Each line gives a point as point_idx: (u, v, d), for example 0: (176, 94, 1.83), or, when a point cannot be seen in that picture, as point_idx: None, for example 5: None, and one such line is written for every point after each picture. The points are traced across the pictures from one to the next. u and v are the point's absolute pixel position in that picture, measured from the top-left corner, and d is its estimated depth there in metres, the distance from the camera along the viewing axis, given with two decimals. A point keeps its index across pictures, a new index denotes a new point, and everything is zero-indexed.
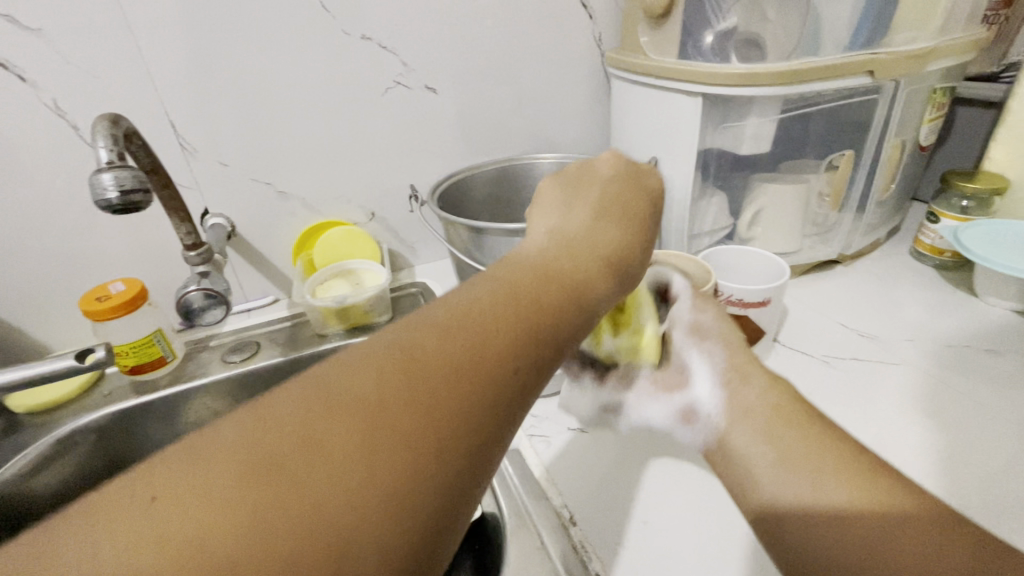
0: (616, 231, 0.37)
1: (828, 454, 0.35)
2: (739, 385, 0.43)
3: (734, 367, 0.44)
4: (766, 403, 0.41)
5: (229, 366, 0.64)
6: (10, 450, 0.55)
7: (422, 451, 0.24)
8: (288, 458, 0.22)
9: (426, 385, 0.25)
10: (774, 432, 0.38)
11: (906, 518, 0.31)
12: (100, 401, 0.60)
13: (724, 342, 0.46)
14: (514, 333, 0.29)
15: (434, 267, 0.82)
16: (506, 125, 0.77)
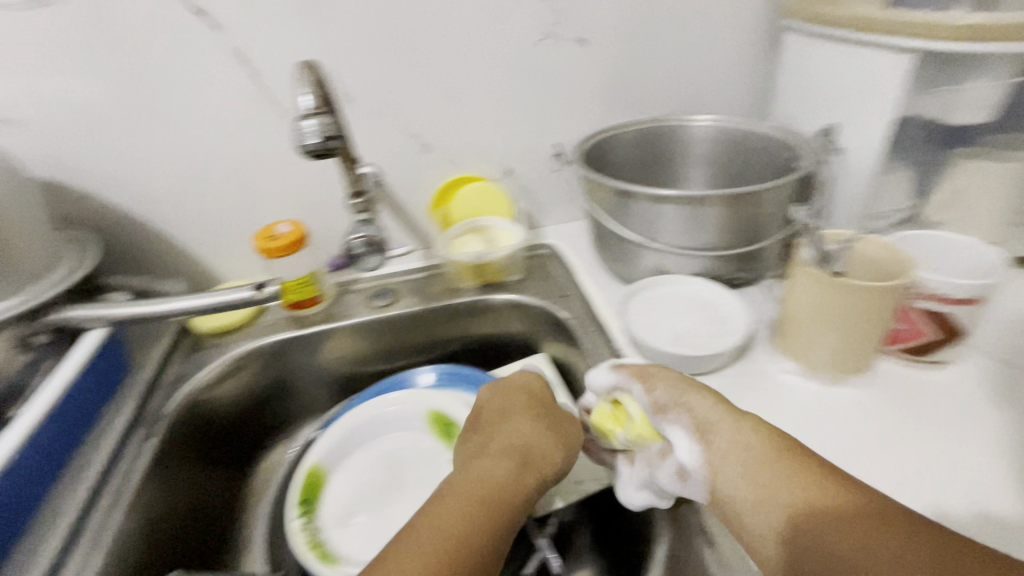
0: (520, 429, 0.45)
1: (847, 522, 0.33)
2: (713, 429, 0.41)
3: (710, 417, 0.41)
4: (766, 461, 0.38)
5: (373, 310, 0.68)
6: (197, 364, 0.62)
7: (461, 545, 0.36)
8: None
9: (445, 520, 0.37)
10: (781, 493, 0.36)
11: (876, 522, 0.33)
12: (265, 329, 0.67)
13: (703, 414, 0.42)
14: (487, 482, 0.40)
15: (562, 229, 0.80)
16: (656, 82, 0.71)
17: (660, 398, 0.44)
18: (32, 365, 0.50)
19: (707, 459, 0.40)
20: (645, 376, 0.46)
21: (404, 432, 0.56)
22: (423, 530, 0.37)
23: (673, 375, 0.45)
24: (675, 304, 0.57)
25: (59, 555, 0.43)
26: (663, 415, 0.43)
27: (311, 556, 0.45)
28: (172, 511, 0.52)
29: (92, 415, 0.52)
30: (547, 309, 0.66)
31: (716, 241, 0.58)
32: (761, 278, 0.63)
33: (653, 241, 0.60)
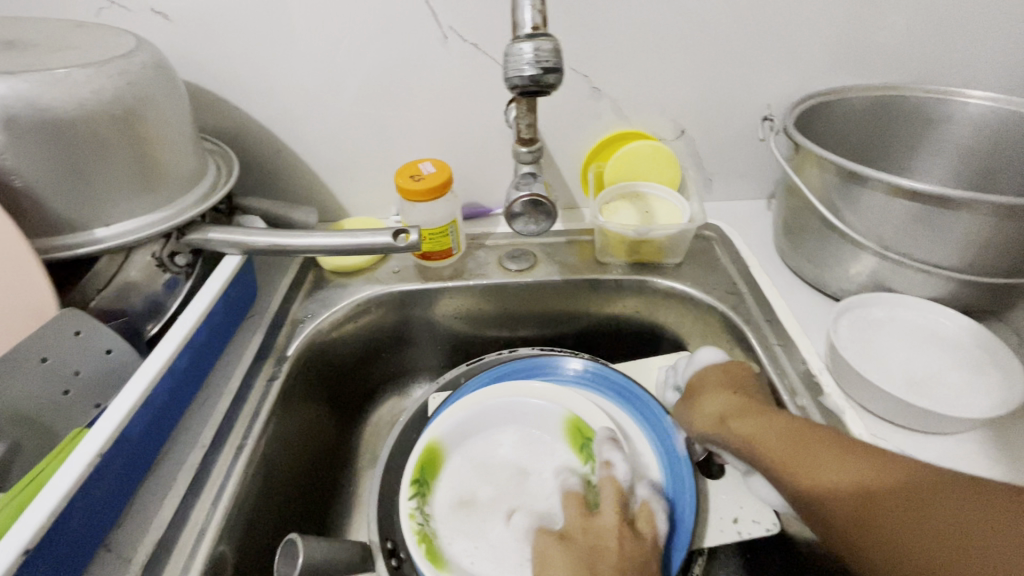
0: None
1: (885, 467, 0.33)
2: (735, 418, 0.42)
3: (734, 409, 0.43)
4: (788, 435, 0.38)
5: (507, 273, 0.61)
6: (322, 304, 0.58)
7: None
8: None
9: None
10: (817, 458, 0.35)
11: (933, 491, 0.30)
12: (390, 277, 0.61)
13: (729, 409, 0.43)
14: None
15: (728, 208, 0.67)
16: (907, 37, 0.54)
17: (708, 403, 0.45)
18: (169, 286, 0.47)
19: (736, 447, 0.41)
20: (701, 382, 0.47)
21: (535, 428, 0.50)
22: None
23: (730, 380, 0.46)
24: (898, 333, 0.45)
25: (187, 494, 0.41)
26: (705, 418, 0.44)
27: (418, 550, 0.41)
28: (290, 457, 0.50)
29: (223, 346, 0.50)
30: (712, 305, 0.56)
31: (979, 263, 0.43)
32: (1012, 314, 0.48)
33: (885, 249, 0.46)
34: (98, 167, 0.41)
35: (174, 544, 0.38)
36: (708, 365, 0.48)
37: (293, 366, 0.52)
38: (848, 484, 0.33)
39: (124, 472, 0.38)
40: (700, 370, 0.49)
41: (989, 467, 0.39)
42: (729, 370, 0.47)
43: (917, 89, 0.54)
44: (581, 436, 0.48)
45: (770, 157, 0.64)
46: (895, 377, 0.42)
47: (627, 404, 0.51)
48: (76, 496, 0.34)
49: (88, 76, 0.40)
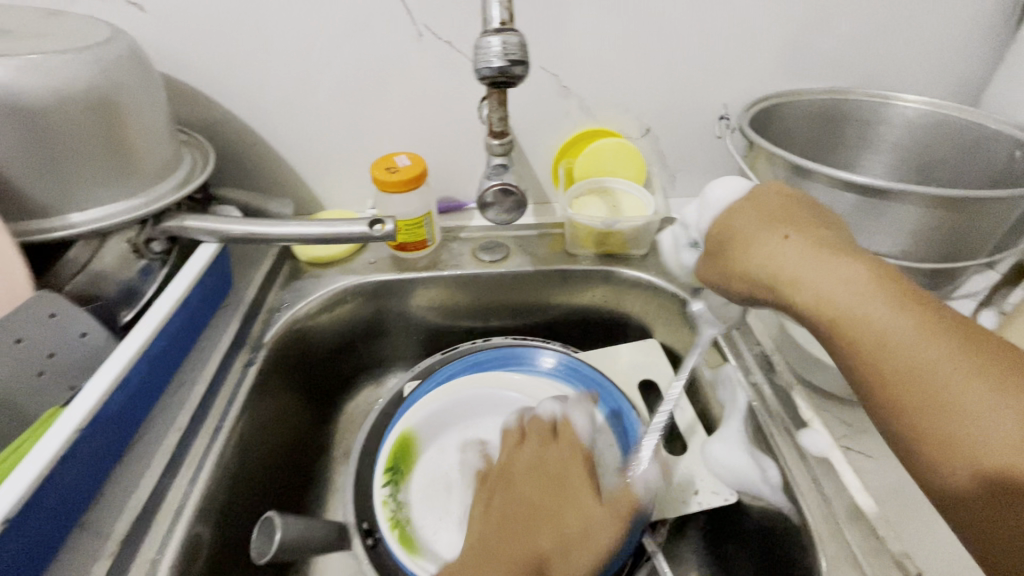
0: (527, 491, 0.40)
1: (954, 351, 0.27)
2: (780, 273, 0.34)
3: (792, 253, 0.34)
4: (852, 284, 0.31)
5: (481, 263, 0.63)
6: (298, 293, 0.59)
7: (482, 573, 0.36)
8: None
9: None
10: (901, 320, 0.29)
11: (1006, 373, 0.26)
12: (366, 268, 0.63)
13: (783, 246, 0.34)
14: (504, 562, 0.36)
15: (691, 204, 0.71)
16: (850, 45, 0.59)
17: (758, 241, 0.36)
18: (144, 274, 0.48)
19: (787, 300, 0.33)
20: (727, 224, 0.39)
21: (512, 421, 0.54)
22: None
23: (767, 213, 0.37)
24: None
25: (163, 474, 0.41)
26: (749, 264, 0.36)
27: (391, 535, 0.45)
28: (267, 441, 0.51)
29: (198, 333, 0.51)
30: (675, 292, 0.59)
31: (912, 249, 0.47)
32: (944, 298, 0.53)
33: None
34: (73, 150, 0.42)
35: (150, 521, 0.39)
36: (739, 202, 0.40)
37: (270, 353, 0.53)
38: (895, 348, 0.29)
39: (98, 452, 0.38)
40: (726, 211, 0.40)
41: None
42: (768, 198, 0.39)
43: (860, 94, 0.59)
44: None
45: (729, 155, 0.68)
46: None
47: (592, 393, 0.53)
48: (52, 472, 0.34)
49: (64, 62, 0.40)
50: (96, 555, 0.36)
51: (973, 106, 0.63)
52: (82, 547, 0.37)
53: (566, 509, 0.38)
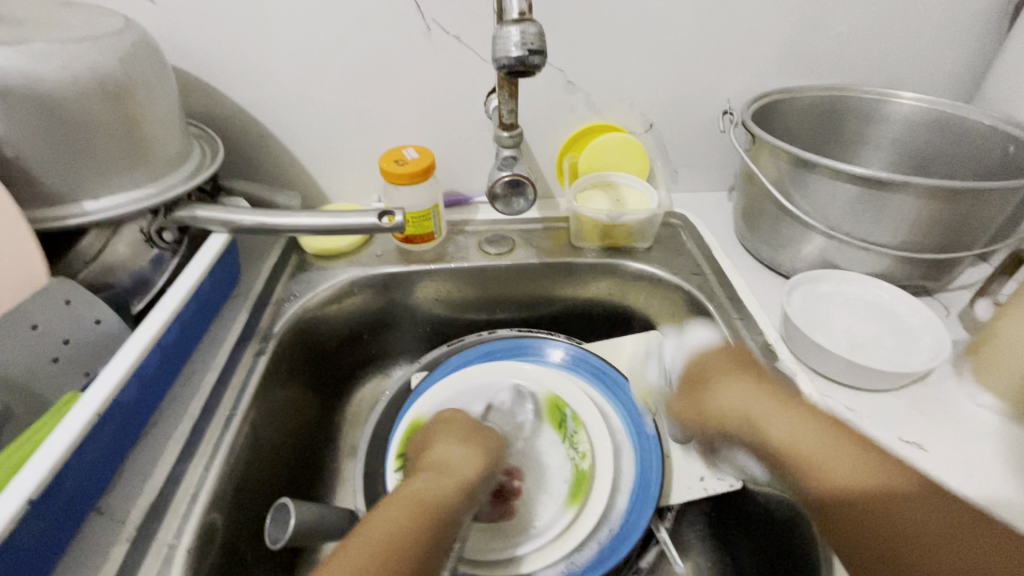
0: (444, 448, 0.45)
1: (870, 456, 0.34)
2: (718, 394, 0.43)
3: (749, 395, 0.41)
4: (759, 398, 0.41)
5: (487, 256, 0.64)
6: (306, 285, 0.59)
7: (427, 504, 0.38)
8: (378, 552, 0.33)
9: (391, 527, 0.35)
10: (838, 436, 0.36)
11: (925, 489, 0.32)
12: (373, 260, 0.63)
13: (743, 393, 0.42)
14: (410, 496, 0.39)
15: (693, 199, 0.72)
16: (850, 43, 0.60)
17: (722, 388, 0.43)
18: (156, 263, 0.48)
19: (743, 434, 0.41)
20: (703, 363, 0.46)
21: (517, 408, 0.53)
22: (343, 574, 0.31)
23: (732, 363, 0.45)
24: (845, 305, 0.50)
25: (178, 460, 0.42)
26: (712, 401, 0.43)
27: None
28: (277, 430, 0.51)
29: (209, 322, 0.51)
30: (679, 285, 0.60)
31: (911, 239, 0.48)
32: (941, 288, 0.54)
33: (831, 229, 0.51)
34: (87, 139, 0.42)
35: (166, 506, 0.39)
36: (704, 351, 0.48)
37: (279, 343, 0.54)
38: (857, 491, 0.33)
39: (114, 437, 0.39)
40: (698, 354, 0.48)
41: (922, 417, 0.44)
42: (732, 353, 0.46)
43: (859, 91, 0.60)
44: (559, 410, 0.50)
45: (731, 151, 0.69)
46: (842, 341, 0.47)
47: (599, 385, 0.54)
48: (72, 455, 0.35)
49: (81, 51, 0.41)
50: (114, 538, 0.37)
51: (968, 102, 0.65)
52: (99, 532, 0.37)
53: (471, 464, 0.43)
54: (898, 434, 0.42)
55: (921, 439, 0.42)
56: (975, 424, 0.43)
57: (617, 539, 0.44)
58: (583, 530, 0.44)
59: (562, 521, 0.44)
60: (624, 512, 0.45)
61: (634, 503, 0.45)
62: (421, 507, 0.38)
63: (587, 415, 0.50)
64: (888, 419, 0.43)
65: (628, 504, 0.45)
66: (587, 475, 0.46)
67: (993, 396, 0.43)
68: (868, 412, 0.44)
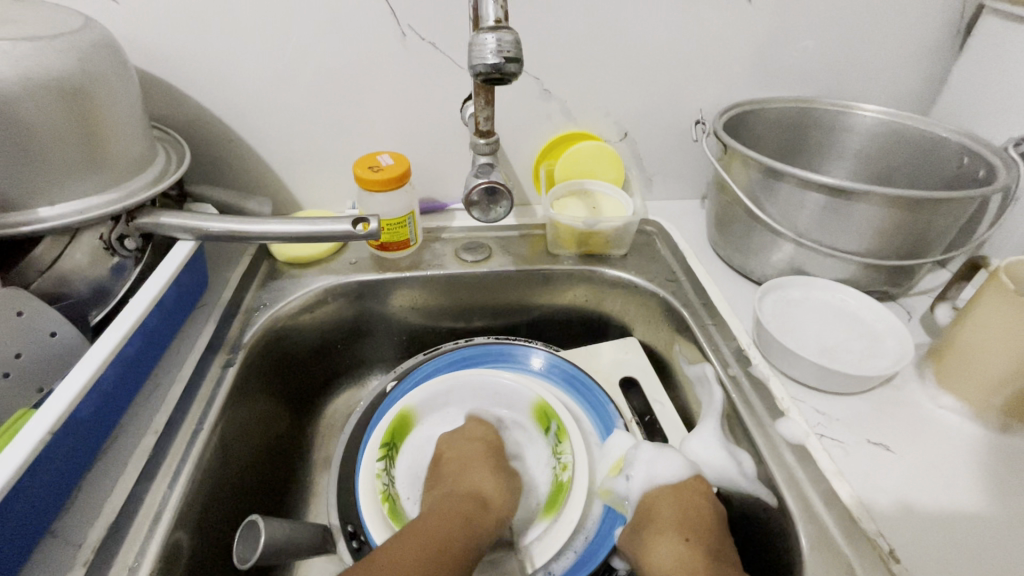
0: (479, 475, 0.46)
1: None
2: (654, 543, 0.40)
3: (678, 561, 0.38)
4: (685, 561, 0.38)
5: (463, 264, 0.63)
6: (277, 293, 0.58)
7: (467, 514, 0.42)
8: (427, 554, 0.38)
9: (434, 532, 0.40)
10: None
11: None
12: (347, 267, 0.62)
13: (680, 568, 0.38)
14: (433, 541, 0.39)
15: (666, 207, 0.73)
16: (815, 56, 0.62)
17: (658, 551, 0.39)
18: (117, 272, 0.46)
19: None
20: (652, 507, 0.42)
21: (506, 411, 0.53)
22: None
23: (680, 509, 0.41)
24: (814, 310, 0.51)
25: (140, 479, 0.40)
26: (655, 566, 0.39)
27: (381, 508, 0.45)
28: (245, 444, 0.50)
29: (173, 333, 0.49)
30: (655, 292, 0.61)
31: (876, 246, 0.50)
32: (903, 294, 0.56)
33: (800, 237, 0.52)
34: (36, 137, 0.39)
35: (127, 528, 0.37)
36: (665, 488, 0.43)
37: (249, 355, 0.52)
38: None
39: (69, 456, 0.36)
40: (658, 489, 0.43)
41: (889, 419, 0.45)
42: (684, 493, 0.43)
43: (824, 104, 0.62)
44: (548, 420, 0.50)
45: (703, 160, 0.70)
46: (811, 345, 0.48)
47: (579, 395, 0.53)
48: (22, 475, 0.32)
49: (36, 49, 0.39)
50: (68, 563, 0.35)
51: (925, 115, 0.68)
52: (52, 558, 0.35)
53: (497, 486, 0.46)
54: (866, 436, 0.43)
55: (888, 440, 0.43)
56: (939, 425, 0.45)
57: (591, 548, 0.43)
58: (557, 540, 0.43)
59: (538, 529, 0.44)
60: (597, 523, 0.44)
61: (609, 512, 0.45)
62: (460, 535, 0.41)
63: (571, 425, 0.49)
64: (856, 421, 0.44)
65: (604, 512, 0.45)
66: (566, 486, 0.45)
67: (955, 397, 0.45)
68: (837, 414, 0.45)
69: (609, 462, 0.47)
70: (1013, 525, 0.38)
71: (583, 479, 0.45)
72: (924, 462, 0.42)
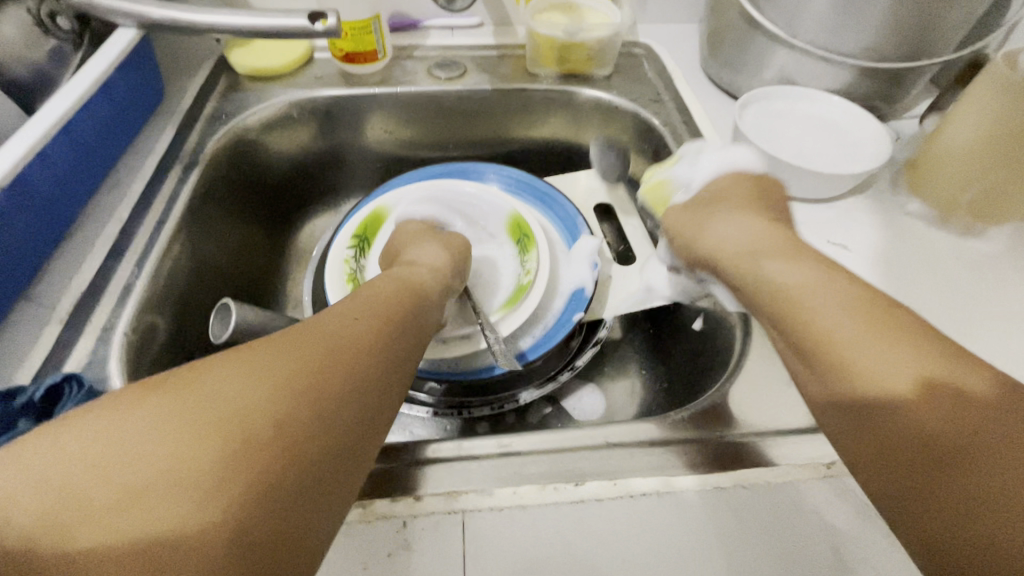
0: (424, 254, 0.43)
1: (888, 347, 0.25)
2: (724, 224, 0.38)
3: (753, 233, 0.36)
4: (765, 245, 0.35)
5: (437, 80, 0.60)
6: (238, 105, 0.55)
7: (383, 311, 0.31)
8: (326, 351, 0.26)
9: (339, 318, 0.29)
10: (839, 321, 0.27)
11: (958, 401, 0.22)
12: (312, 82, 0.58)
13: (754, 232, 0.36)
14: (391, 297, 0.34)
15: (660, 30, 0.67)
16: None
17: (729, 223, 0.38)
18: (56, 56, 0.44)
19: (749, 284, 0.34)
20: (724, 189, 0.42)
21: (482, 224, 0.53)
22: (192, 367, 0.24)
23: (747, 198, 0.40)
24: (796, 120, 0.49)
25: (108, 258, 0.40)
26: (717, 243, 0.38)
27: (340, 281, 0.45)
28: (217, 249, 0.50)
29: (127, 132, 0.47)
30: (636, 112, 0.58)
31: (872, 46, 0.46)
32: (894, 113, 0.53)
33: (793, 38, 0.48)
34: None
35: (99, 298, 0.38)
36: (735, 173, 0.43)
37: (213, 163, 0.51)
38: (836, 392, 0.26)
39: (30, 225, 0.37)
40: (728, 175, 0.43)
41: (854, 224, 0.45)
42: (758, 182, 0.42)
43: None
44: (519, 232, 0.51)
45: None
46: (787, 150, 0.46)
47: (546, 209, 0.53)
48: None
49: None
50: (46, 320, 0.36)
51: None
52: (33, 316, 0.37)
53: (439, 260, 0.43)
54: (826, 238, 0.44)
55: (847, 241, 0.44)
56: (903, 228, 0.45)
57: (546, 335, 0.46)
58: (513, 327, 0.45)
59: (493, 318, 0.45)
60: (557, 313, 0.47)
61: (570, 301, 0.48)
62: (389, 322, 0.31)
63: (539, 235, 0.49)
64: (820, 225, 0.45)
65: (564, 304, 0.48)
66: (526, 287, 0.47)
67: (923, 203, 0.45)
68: (802, 219, 0.45)
69: (574, 265, 0.49)
70: (951, 312, 0.40)
71: (544, 280, 0.46)
72: (879, 260, 0.43)
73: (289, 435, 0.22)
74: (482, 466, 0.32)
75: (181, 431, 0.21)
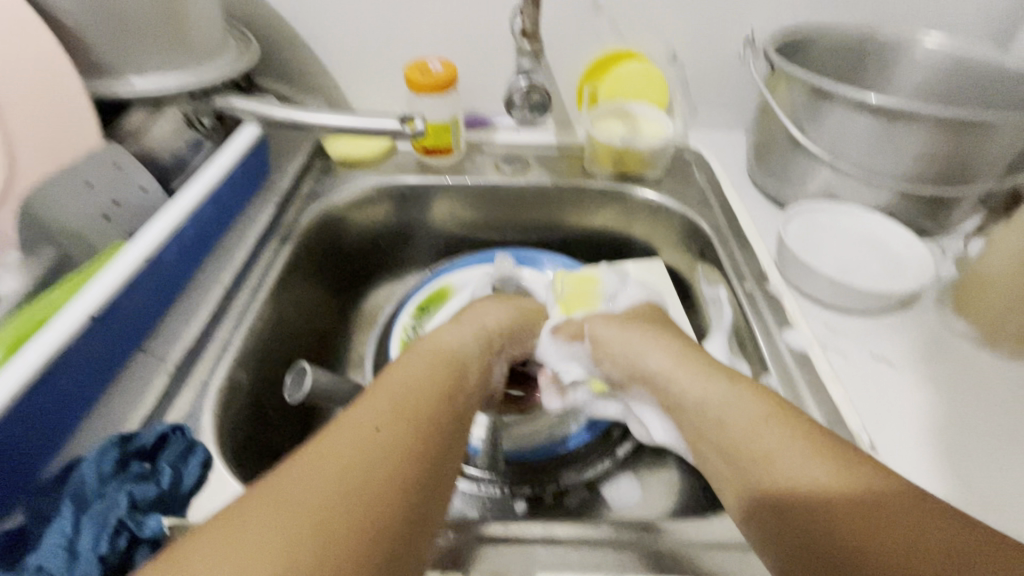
0: (488, 315, 0.47)
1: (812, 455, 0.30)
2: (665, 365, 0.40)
3: (684, 362, 0.40)
4: (712, 372, 0.38)
5: (502, 173, 0.66)
6: (328, 187, 0.63)
7: (443, 390, 0.35)
8: (395, 453, 0.28)
9: (408, 401, 0.32)
10: (774, 439, 0.32)
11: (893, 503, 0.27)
12: (392, 170, 0.66)
13: (674, 362, 0.40)
14: (453, 369, 0.37)
15: (709, 136, 0.72)
16: None
17: (655, 354, 0.42)
18: (195, 146, 0.52)
19: (689, 409, 0.38)
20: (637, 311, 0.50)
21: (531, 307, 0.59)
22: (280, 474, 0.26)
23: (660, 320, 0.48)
24: (839, 234, 0.52)
25: (210, 320, 0.46)
26: (649, 368, 0.42)
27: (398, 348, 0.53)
28: (296, 312, 0.56)
29: (236, 209, 0.54)
30: (683, 214, 0.62)
31: (914, 172, 0.49)
32: (940, 230, 0.55)
33: (837, 160, 0.52)
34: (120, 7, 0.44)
35: (199, 356, 0.44)
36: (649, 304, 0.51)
37: (303, 237, 0.58)
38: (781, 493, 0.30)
39: (154, 290, 0.43)
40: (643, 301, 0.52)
41: (898, 339, 0.46)
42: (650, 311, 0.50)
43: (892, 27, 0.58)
44: None
45: (751, 87, 0.69)
46: (829, 264, 0.49)
47: None
48: (122, 294, 0.39)
49: None
50: (154, 371, 0.41)
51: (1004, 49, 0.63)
52: (144, 368, 0.41)
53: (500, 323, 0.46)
54: (869, 350, 0.45)
55: (891, 355, 0.45)
56: (949, 346, 0.45)
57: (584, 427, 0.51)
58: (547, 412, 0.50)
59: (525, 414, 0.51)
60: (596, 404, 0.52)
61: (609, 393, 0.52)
62: (448, 404, 0.34)
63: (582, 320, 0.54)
64: (862, 337, 0.46)
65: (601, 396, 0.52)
66: None
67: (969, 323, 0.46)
68: (845, 331, 0.47)
69: None
70: (999, 439, 0.40)
71: None
72: (923, 378, 0.43)
73: (378, 547, 0.25)
74: (525, 548, 0.35)
75: (278, 546, 0.23)
